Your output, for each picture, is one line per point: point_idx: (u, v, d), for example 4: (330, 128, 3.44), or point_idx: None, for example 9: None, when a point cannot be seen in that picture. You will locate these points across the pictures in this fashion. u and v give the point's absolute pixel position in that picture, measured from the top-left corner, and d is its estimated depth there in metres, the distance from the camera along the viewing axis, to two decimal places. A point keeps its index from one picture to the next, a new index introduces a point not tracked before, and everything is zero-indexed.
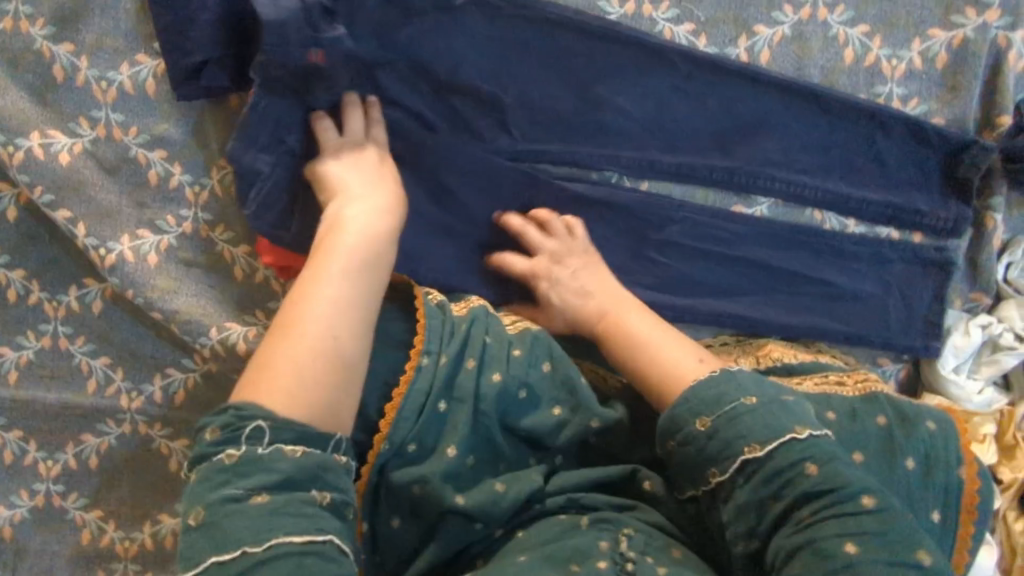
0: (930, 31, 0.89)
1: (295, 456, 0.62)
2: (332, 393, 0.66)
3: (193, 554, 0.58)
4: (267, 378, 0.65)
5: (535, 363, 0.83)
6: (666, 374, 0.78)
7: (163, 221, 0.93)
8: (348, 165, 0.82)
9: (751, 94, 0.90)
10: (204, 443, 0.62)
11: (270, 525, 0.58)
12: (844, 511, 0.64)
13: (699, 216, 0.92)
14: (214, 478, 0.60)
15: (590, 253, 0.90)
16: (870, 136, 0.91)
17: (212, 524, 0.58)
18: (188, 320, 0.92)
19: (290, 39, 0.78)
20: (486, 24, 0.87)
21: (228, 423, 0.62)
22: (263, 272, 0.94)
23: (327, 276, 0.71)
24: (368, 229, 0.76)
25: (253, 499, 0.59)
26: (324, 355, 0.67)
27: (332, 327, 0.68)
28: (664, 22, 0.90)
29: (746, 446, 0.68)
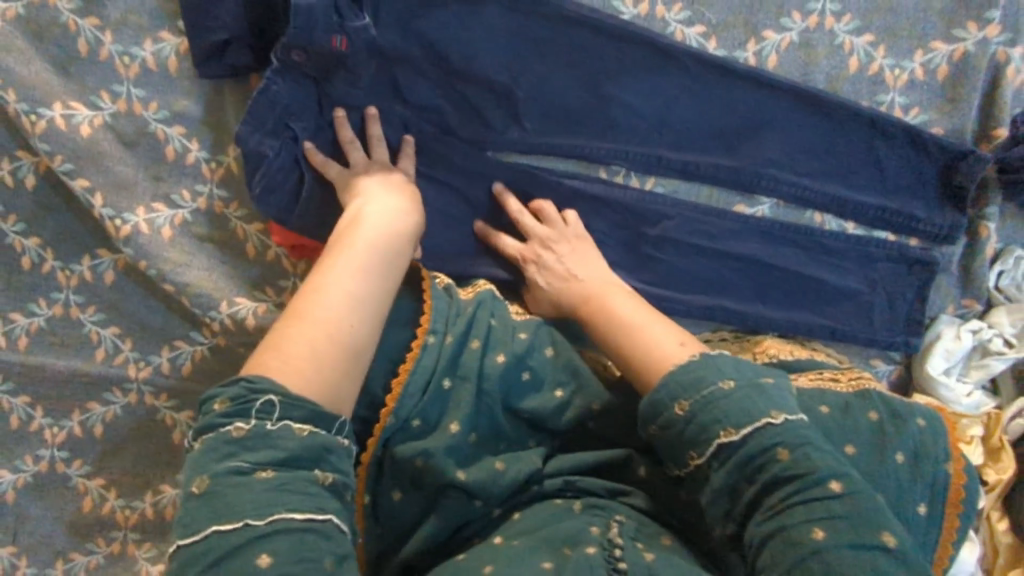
0: (932, 44, 0.92)
1: (302, 435, 0.60)
2: (343, 377, 0.66)
3: (192, 522, 0.56)
4: (281, 352, 0.64)
5: (538, 348, 0.86)
6: (641, 358, 0.76)
7: (178, 195, 0.95)
8: (375, 176, 0.87)
9: (758, 96, 0.93)
10: (212, 413, 0.60)
11: (274, 500, 0.56)
12: (810, 496, 0.62)
13: (701, 214, 0.95)
14: (221, 449, 0.58)
15: (583, 238, 0.92)
16: (871, 143, 0.94)
17: (215, 495, 0.56)
18: (199, 293, 0.94)
19: (318, 25, 0.81)
20: (505, 16, 0.89)
21: (238, 395, 0.60)
22: (274, 250, 0.96)
23: (345, 263, 0.73)
24: (390, 225, 0.80)
25: (257, 473, 0.57)
26: (338, 337, 0.66)
27: (347, 309, 0.69)
28: (676, 23, 0.93)
29: (723, 430, 0.66)
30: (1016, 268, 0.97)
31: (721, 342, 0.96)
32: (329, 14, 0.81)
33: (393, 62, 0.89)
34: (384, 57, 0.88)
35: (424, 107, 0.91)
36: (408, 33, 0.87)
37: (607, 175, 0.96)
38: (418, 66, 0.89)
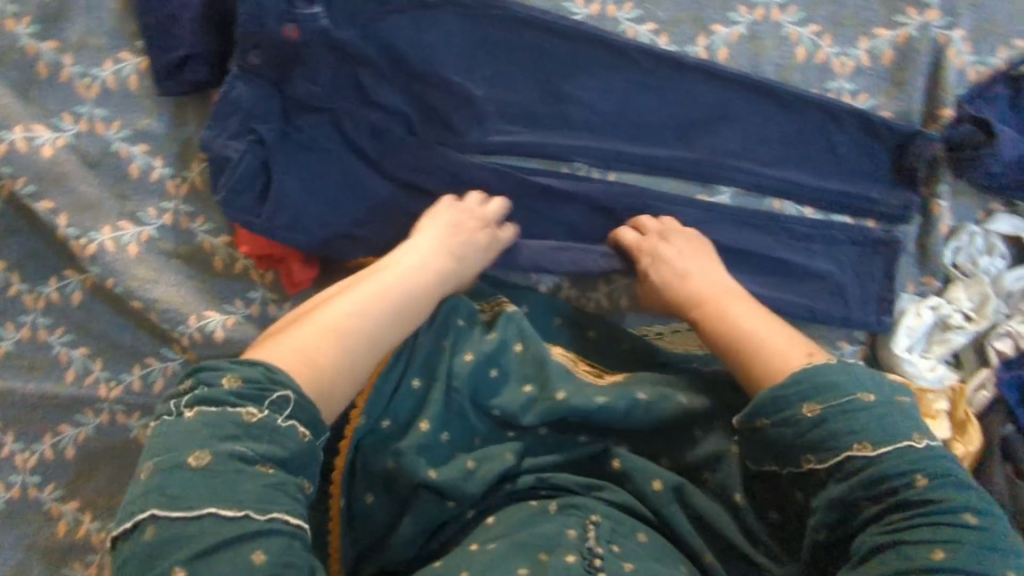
0: (875, 31, 0.95)
1: (303, 439, 0.62)
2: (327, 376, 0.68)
3: (180, 496, 0.55)
4: (288, 339, 0.68)
5: (507, 345, 0.86)
6: (754, 344, 0.79)
7: (144, 213, 0.95)
8: (447, 211, 0.89)
9: (712, 89, 0.95)
10: (218, 388, 0.60)
11: (273, 499, 0.57)
12: (936, 519, 0.63)
13: (665, 204, 0.96)
14: (227, 428, 0.58)
15: (701, 241, 0.93)
16: (823, 129, 0.96)
17: (215, 476, 0.56)
18: (167, 309, 0.94)
19: (268, 14, 0.85)
20: (460, 22, 0.92)
21: (256, 381, 0.61)
22: (242, 263, 0.97)
23: (388, 306, 0.76)
24: (429, 277, 0.82)
25: (258, 466, 0.58)
26: (344, 372, 0.69)
27: (365, 350, 0.72)
28: (628, 22, 0.96)
29: (858, 443, 0.67)
30: (971, 243, 0.99)
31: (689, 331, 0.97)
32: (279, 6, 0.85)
33: (349, 68, 0.90)
34: (341, 64, 0.90)
35: (385, 109, 0.92)
36: (363, 40, 0.90)
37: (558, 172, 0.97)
38: (374, 72, 0.91)
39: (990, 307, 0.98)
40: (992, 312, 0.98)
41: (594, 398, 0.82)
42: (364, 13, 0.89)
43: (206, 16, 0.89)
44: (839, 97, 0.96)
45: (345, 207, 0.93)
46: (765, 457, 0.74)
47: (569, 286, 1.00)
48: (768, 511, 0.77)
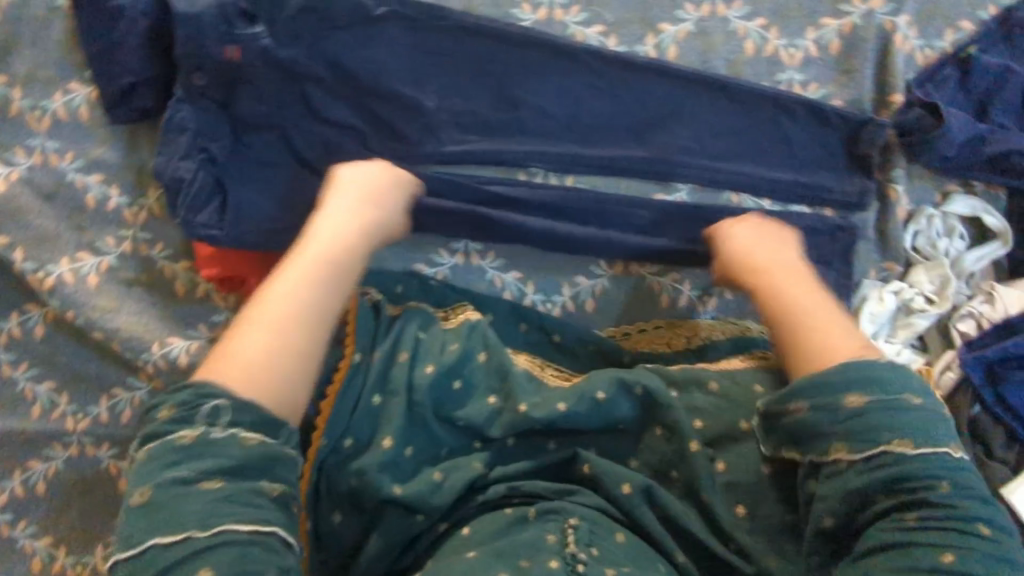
0: (822, 20, 0.97)
1: (249, 442, 0.63)
2: (277, 383, 0.67)
3: (140, 530, 0.58)
4: (226, 359, 0.67)
5: (471, 355, 0.87)
6: (801, 326, 0.79)
7: (102, 242, 0.95)
8: (352, 173, 0.87)
9: (663, 87, 0.96)
10: (156, 421, 0.63)
11: (222, 511, 0.59)
12: (954, 525, 0.64)
13: (623, 203, 0.96)
14: (166, 457, 0.61)
15: (779, 228, 0.92)
16: (776, 121, 0.97)
17: (161, 504, 0.59)
18: (130, 337, 0.93)
19: (209, 36, 0.85)
20: (406, 34, 0.93)
21: (187, 402, 0.63)
22: (203, 286, 0.96)
23: (303, 276, 0.74)
24: (349, 246, 0.80)
25: (203, 483, 0.60)
26: (289, 359, 0.68)
27: (297, 328, 0.70)
28: (576, 25, 0.96)
29: (897, 439, 0.68)
30: (929, 226, 1.00)
31: (657, 330, 0.97)
32: (220, 28, 0.86)
33: (297, 84, 0.91)
34: (289, 81, 0.91)
35: (337, 124, 0.92)
36: (309, 57, 0.91)
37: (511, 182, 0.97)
38: (324, 87, 0.92)
39: (951, 290, 0.99)
40: (952, 294, 0.99)
41: (557, 406, 0.83)
42: (310, 30, 0.90)
43: (149, 45, 0.89)
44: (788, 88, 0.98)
45: (299, 225, 0.91)
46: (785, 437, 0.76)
47: (534, 291, 0.99)
48: (738, 506, 0.78)
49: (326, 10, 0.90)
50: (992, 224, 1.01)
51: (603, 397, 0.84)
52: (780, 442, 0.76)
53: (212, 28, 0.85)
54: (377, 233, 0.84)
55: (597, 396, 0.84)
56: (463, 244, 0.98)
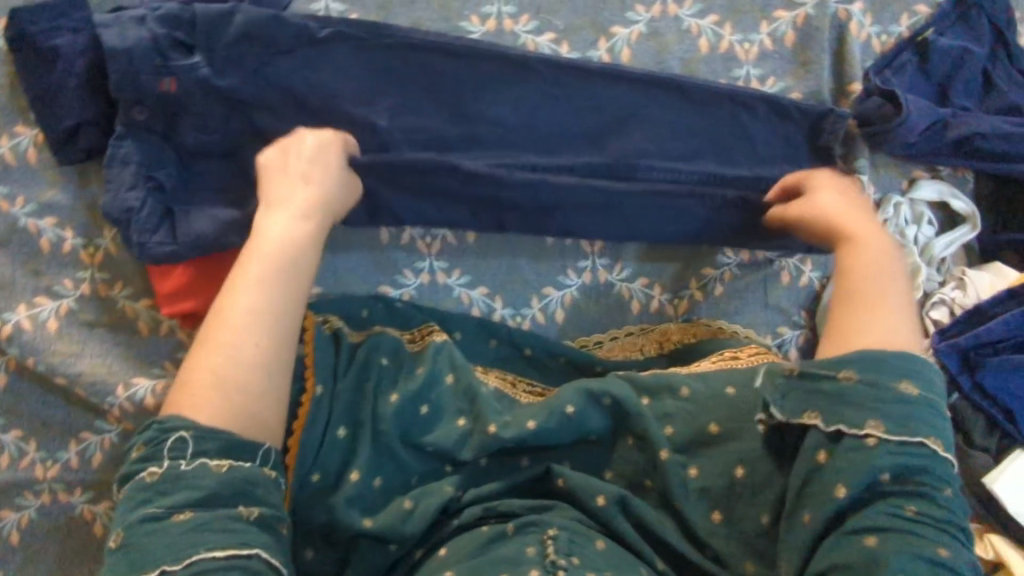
0: (775, 13, 1.03)
1: (219, 470, 0.67)
2: (245, 403, 0.71)
3: (123, 571, 0.62)
4: (190, 391, 0.71)
5: (437, 378, 0.87)
6: (869, 309, 0.81)
7: (61, 286, 0.93)
8: (283, 162, 0.86)
9: (619, 91, 0.96)
10: (128, 464, 0.68)
11: (195, 540, 0.62)
12: (948, 525, 0.68)
13: (585, 210, 0.94)
14: (138, 496, 0.65)
15: (860, 202, 0.91)
16: (735, 117, 0.97)
17: (137, 542, 0.63)
18: (94, 380, 0.92)
19: (143, 69, 0.85)
20: (354, 53, 0.92)
21: (152, 439, 0.68)
22: (167, 323, 0.95)
23: (250, 287, 0.76)
24: (295, 245, 0.80)
25: (174, 516, 0.64)
26: (248, 373, 0.72)
27: (249, 339, 0.74)
28: (526, 34, 1.00)
29: (930, 436, 0.70)
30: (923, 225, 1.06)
31: (630, 336, 1.02)
32: (154, 61, 0.85)
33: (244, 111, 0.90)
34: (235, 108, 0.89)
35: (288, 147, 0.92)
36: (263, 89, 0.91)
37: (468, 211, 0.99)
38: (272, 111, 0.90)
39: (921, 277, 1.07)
40: (920, 282, 1.08)
41: (526, 424, 0.83)
42: (253, 57, 0.88)
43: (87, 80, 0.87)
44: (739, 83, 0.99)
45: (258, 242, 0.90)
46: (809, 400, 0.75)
47: (502, 305, 1.01)
48: (713, 512, 0.78)
49: (269, 36, 0.88)
50: (958, 209, 1.10)
51: (573, 411, 0.84)
52: (799, 412, 0.75)
53: (146, 61, 0.85)
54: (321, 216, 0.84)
55: (568, 410, 0.84)
56: (428, 263, 1.00)
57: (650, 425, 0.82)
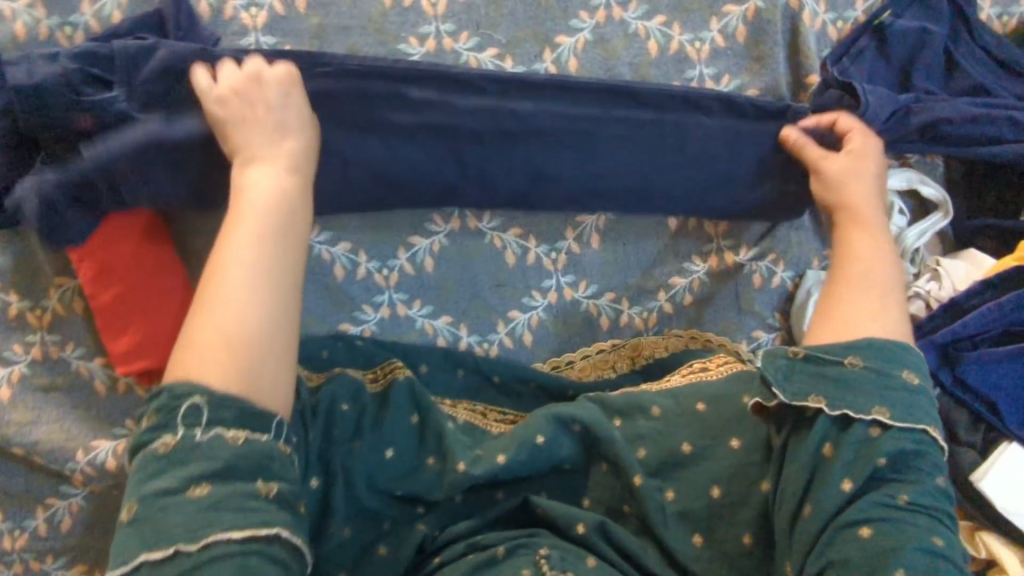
0: (724, 9, 1.18)
1: (237, 441, 0.77)
2: (253, 368, 0.81)
3: (149, 547, 0.72)
4: (195, 352, 0.81)
5: (405, 416, 0.98)
6: (874, 281, 0.99)
7: (11, 352, 1.04)
8: (242, 100, 0.95)
9: (565, 100, 1.07)
10: (139, 435, 0.78)
11: (214, 522, 0.72)
12: (940, 513, 0.82)
13: (553, 151, 1.07)
14: (151, 466, 0.75)
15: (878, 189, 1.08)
16: (692, 119, 1.10)
17: (160, 521, 0.72)
18: (52, 450, 1.03)
19: (59, 105, 0.96)
20: (315, 94, 1.01)
21: (165, 408, 0.77)
22: (122, 380, 1.07)
23: (241, 239, 0.87)
24: (280, 200, 0.91)
25: (193, 492, 0.73)
26: (253, 328, 0.82)
27: (254, 295, 0.84)
28: (467, 51, 1.13)
29: (925, 424, 0.86)
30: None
31: (602, 354, 1.20)
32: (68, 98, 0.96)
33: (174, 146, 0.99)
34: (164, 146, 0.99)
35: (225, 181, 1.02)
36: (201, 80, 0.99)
37: (429, 242, 1.15)
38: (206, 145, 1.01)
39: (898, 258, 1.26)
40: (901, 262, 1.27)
41: (495, 459, 0.94)
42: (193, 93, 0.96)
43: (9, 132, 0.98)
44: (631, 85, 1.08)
45: None
46: (806, 374, 0.91)
47: (466, 333, 1.17)
48: (695, 536, 0.90)
49: (177, 63, 0.98)
50: (931, 194, 1.30)
51: (542, 441, 0.95)
52: (793, 389, 0.90)
53: (61, 98, 0.95)
54: (293, 167, 0.95)
55: (534, 440, 0.95)
56: (389, 296, 1.14)
57: (621, 449, 0.94)
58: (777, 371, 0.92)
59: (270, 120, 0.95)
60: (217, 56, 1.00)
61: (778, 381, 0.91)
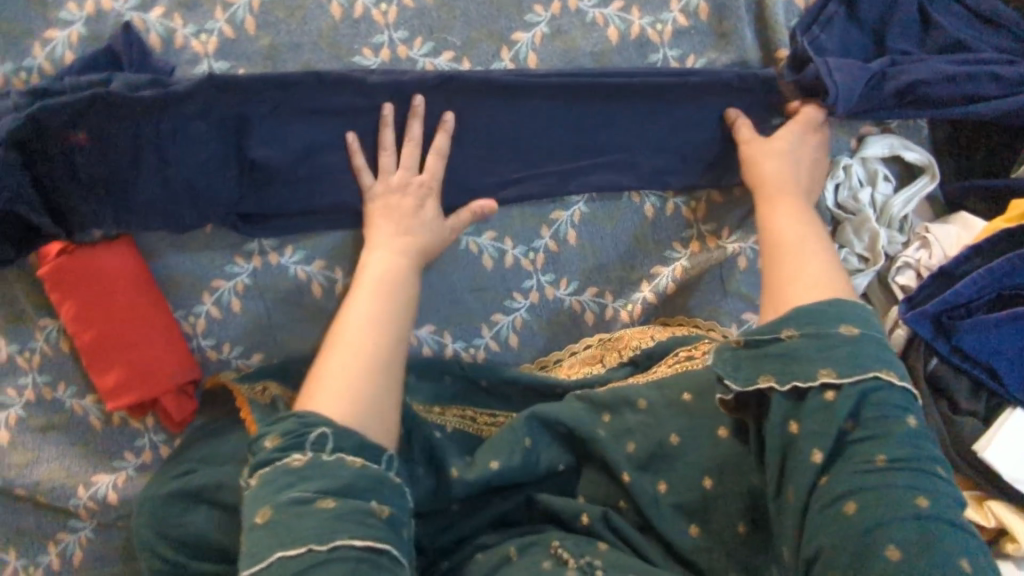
0: None
1: (354, 467, 0.55)
2: (375, 403, 0.62)
3: (256, 550, 0.51)
4: (320, 385, 0.62)
5: (537, 438, 0.78)
6: None
7: (3, 394, 0.82)
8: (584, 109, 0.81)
9: (692, 37, 0.85)
10: (263, 451, 0.57)
11: (329, 529, 0.51)
12: None
13: (677, 109, 0.84)
14: (279, 480, 0.54)
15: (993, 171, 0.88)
16: (866, 49, 0.85)
17: (274, 523, 0.52)
18: (52, 487, 0.82)
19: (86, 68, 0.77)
20: (394, 61, 0.83)
21: (291, 429, 0.57)
22: (119, 414, 0.84)
23: (361, 306, 0.69)
24: (403, 275, 0.74)
25: (318, 504, 0.52)
26: (361, 383, 0.63)
27: (358, 358, 0.64)
28: (592, 9, 0.84)
29: None
30: (849, 176, 0.85)
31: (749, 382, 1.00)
32: (98, 61, 0.78)
33: (195, 121, 0.76)
34: (185, 115, 0.76)
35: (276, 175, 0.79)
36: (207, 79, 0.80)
37: (567, 213, 0.87)
38: (253, 109, 0.78)
39: None
40: None
41: (655, 486, 0.72)
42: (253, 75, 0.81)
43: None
44: (784, 39, 0.85)
45: (298, 233, 0.83)
46: (846, 326, 0.62)
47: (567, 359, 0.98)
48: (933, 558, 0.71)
49: (228, 13, 0.80)
50: None
51: (710, 483, 0.70)
52: (846, 356, 0.60)
53: (90, 63, 0.78)
54: (409, 251, 0.76)
55: (703, 481, 0.70)
56: (535, 280, 0.88)
57: None
58: (810, 335, 0.62)
59: (426, 180, 0.80)
60: (280, 23, 0.81)
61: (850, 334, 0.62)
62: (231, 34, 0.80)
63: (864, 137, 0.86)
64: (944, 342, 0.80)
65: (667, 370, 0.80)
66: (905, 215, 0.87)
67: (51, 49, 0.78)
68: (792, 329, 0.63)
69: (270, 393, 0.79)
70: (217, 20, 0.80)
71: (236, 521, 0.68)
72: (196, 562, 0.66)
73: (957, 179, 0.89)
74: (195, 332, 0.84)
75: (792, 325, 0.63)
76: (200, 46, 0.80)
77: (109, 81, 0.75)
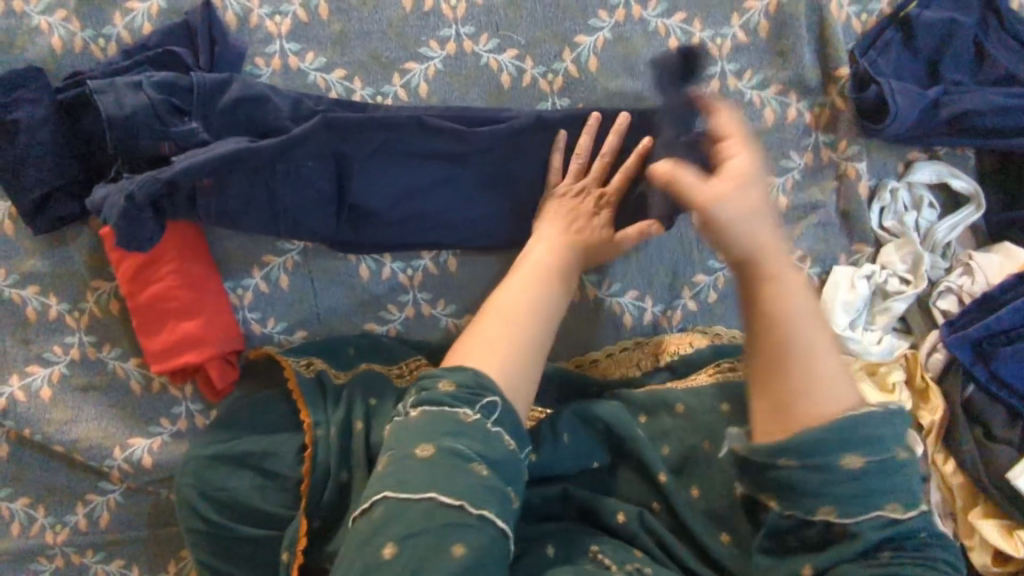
0: None
1: (510, 446, 0.53)
2: (517, 372, 0.59)
3: (408, 480, 0.50)
4: (469, 345, 0.61)
5: (577, 435, 0.77)
6: None
7: (50, 351, 0.83)
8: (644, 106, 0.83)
9: (749, 51, 0.87)
10: (434, 390, 0.55)
11: (481, 497, 0.50)
12: None
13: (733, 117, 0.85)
14: (445, 426, 0.52)
15: None
16: (918, 77, 0.87)
17: (433, 463, 0.50)
18: (89, 446, 0.83)
19: (166, 40, 0.80)
20: (459, 53, 0.85)
21: (467, 383, 0.55)
22: (159, 380, 0.85)
23: (518, 289, 0.68)
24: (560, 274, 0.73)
25: (474, 466, 0.51)
26: (506, 350, 0.60)
27: (508, 327, 0.63)
28: (655, 18, 0.86)
29: None
30: (896, 200, 0.88)
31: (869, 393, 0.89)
32: (175, 33, 0.81)
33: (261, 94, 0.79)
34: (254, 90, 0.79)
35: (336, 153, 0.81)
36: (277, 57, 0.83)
37: None
38: None
39: None
40: None
41: (688, 491, 0.71)
42: (322, 57, 0.84)
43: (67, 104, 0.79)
44: (842, 57, 0.87)
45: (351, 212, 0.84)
46: (854, 453, 0.55)
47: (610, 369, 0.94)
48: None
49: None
50: None
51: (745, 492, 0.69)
52: (853, 492, 0.55)
53: (170, 34, 0.80)
54: (571, 249, 0.77)
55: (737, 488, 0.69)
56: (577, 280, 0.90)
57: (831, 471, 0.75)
58: (813, 466, 0.55)
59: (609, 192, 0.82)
60: (352, 10, 0.84)
61: (855, 466, 0.55)
62: (305, 17, 0.83)
63: (913, 162, 0.89)
64: (982, 368, 0.81)
65: (709, 379, 0.80)
66: (949, 243, 0.89)
67: (131, 19, 0.81)
68: (791, 457, 0.56)
69: (316, 367, 0.78)
70: (292, 4, 0.83)
71: (276, 491, 0.68)
72: (241, 526, 0.67)
73: (1002, 210, 0.90)
74: (242, 304, 0.85)
75: (792, 454, 0.56)
76: (274, 27, 0.83)
77: (230, 82, 0.79)
